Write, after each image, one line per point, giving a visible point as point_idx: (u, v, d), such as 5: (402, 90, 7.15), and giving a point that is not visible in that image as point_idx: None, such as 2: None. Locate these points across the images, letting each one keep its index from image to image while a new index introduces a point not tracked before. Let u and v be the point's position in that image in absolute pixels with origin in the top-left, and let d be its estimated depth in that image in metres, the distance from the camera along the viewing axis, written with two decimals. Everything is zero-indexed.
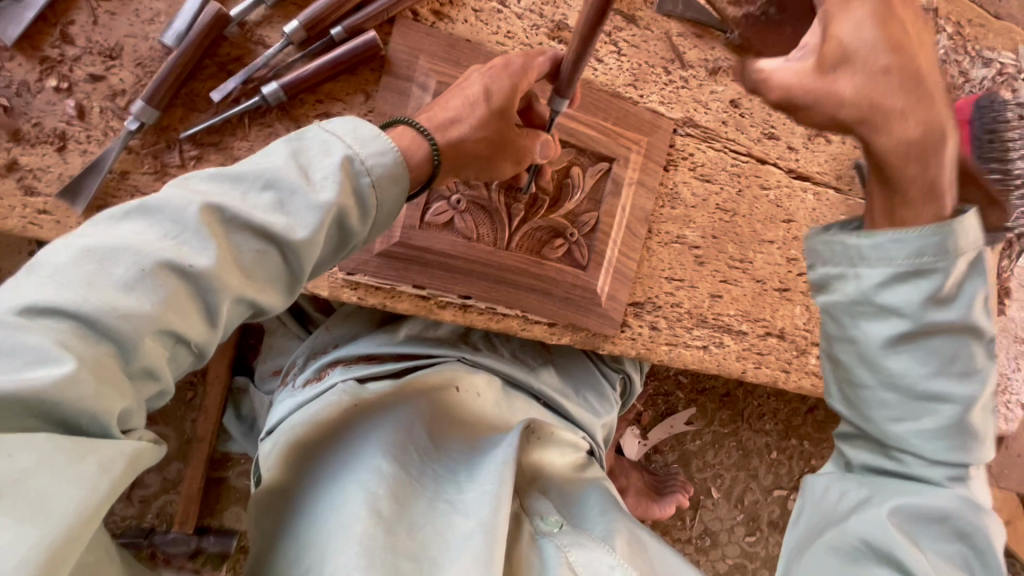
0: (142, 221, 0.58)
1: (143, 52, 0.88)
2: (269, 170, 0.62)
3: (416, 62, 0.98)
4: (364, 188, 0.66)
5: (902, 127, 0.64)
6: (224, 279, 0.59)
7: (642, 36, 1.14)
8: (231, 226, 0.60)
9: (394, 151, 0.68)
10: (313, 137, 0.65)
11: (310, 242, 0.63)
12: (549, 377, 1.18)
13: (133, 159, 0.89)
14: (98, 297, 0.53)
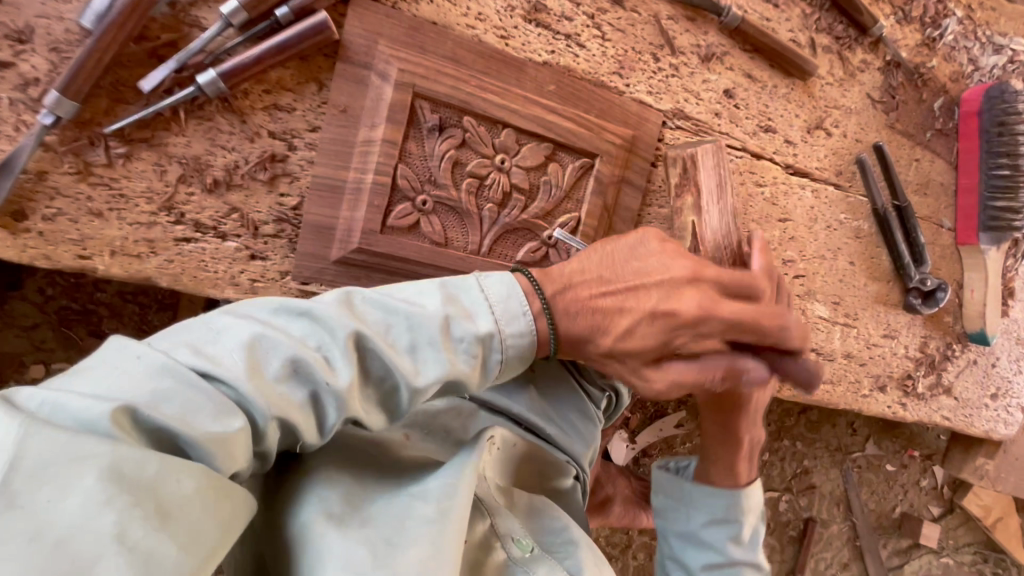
0: (291, 324, 0.63)
1: (59, 35, 0.77)
2: (425, 314, 0.70)
3: (375, 47, 0.87)
4: (492, 361, 0.76)
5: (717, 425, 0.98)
6: (292, 419, 0.60)
7: (629, 19, 1.04)
8: (368, 355, 0.65)
9: (530, 332, 0.77)
10: (466, 293, 0.74)
11: (417, 390, 0.69)
12: (530, 396, 1.09)
13: (51, 157, 0.79)
14: (183, 429, 0.52)
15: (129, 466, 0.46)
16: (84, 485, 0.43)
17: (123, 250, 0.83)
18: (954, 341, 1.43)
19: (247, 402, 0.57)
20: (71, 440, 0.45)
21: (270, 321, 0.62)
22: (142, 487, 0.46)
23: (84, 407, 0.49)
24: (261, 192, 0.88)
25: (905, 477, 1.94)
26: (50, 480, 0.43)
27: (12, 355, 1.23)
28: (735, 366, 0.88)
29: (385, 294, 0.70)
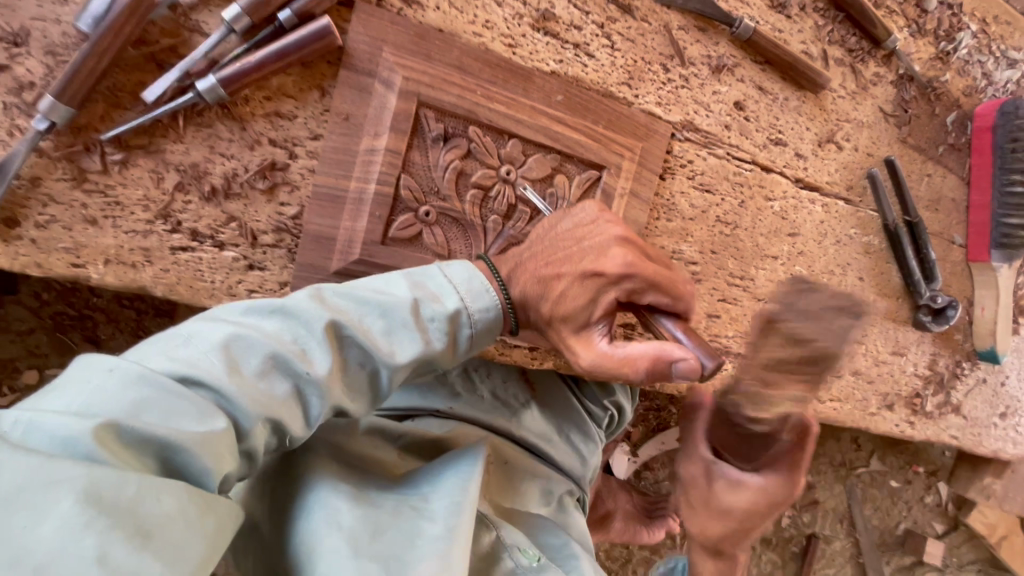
0: (262, 325, 0.63)
1: (55, 38, 0.75)
2: (395, 300, 0.69)
3: (379, 54, 0.85)
4: (463, 336, 0.75)
5: (729, 537, 1.08)
6: (278, 413, 0.60)
7: (639, 29, 1.02)
8: (344, 342, 0.66)
9: (497, 306, 0.77)
10: (433, 278, 0.74)
11: (397, 370, 0.69)
12: (534, 419, 1.10)
13: (45, 163, 0.77)
14: (160, 427, 0.52)
15: (106, 485, 0.45)
16: (61, 508, 0.43)
17: (117, 258, 0.81)
18: (964, 359, 1.41)
19: (231, 401, 0.57)
20: (39, 463, 0.44)
21: (242, 322, 0.62)
22: (119, 510, 0.45)
23: (59, 421, 0.48)
24: (260, 202, 0.86)
25: (909, 493, 1.90)
26: (23, 505, 0.43)
27: (6, 359, 1.21)
28: (659, 360, 0.74)
29: (353, 286, 0.70)
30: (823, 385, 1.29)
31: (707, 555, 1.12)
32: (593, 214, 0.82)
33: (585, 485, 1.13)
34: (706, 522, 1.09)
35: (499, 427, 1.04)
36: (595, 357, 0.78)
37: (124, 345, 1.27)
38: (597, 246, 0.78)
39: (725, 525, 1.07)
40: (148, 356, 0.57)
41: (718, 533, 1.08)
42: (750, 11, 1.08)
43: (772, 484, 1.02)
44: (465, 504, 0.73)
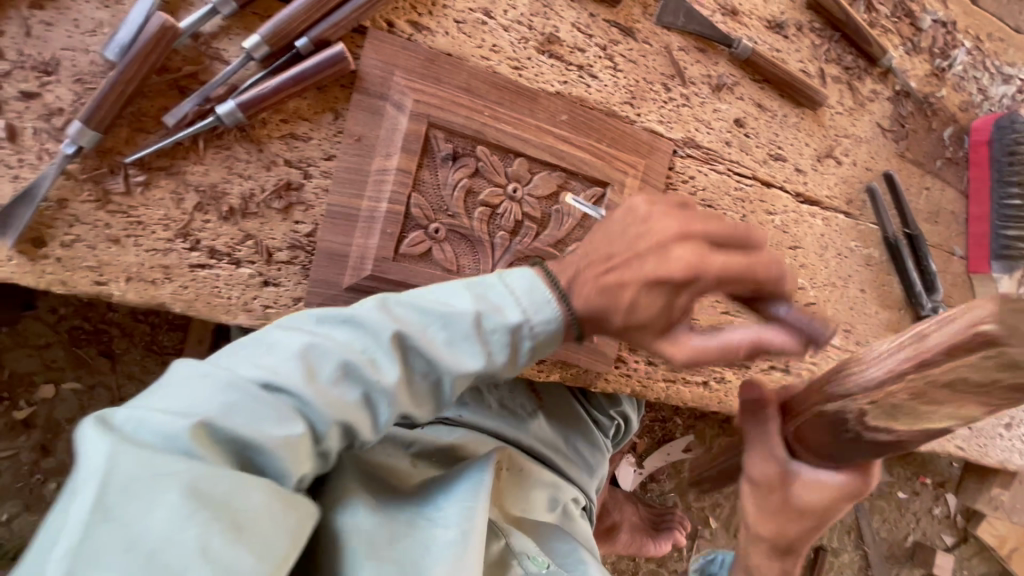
0: (335, 334, 0.65)
1: (84, 66, 0.79)
2: (458, 313, 0.69)
3: (391, 78, 0.89)
4: (524, 348, 0.73)
5: (802, 535, 0.85)
6: (349, 420, 0.63)
7: (641, 50, 1.05)
8: (410, 352, 0.67)
9: (564, 315, 0.74)
10: (493, 287, 0.73)
11: (459, 379, 0.70)
12: (541, 428, 1.11)
13: (71, 185, 0.80)
14: (245, 427, 0.56)
15: (206, 479, 0.51)
16: (170, 498, 0.49)
17: (138, 275, 0.84)
18: None
19: (307, 408, 0.60)
20: (151, 459, 0.50)
21: (316, 331, 0.64)
22: (217, 502, 0.51)
23: (163, 421, 0.53)
24: (276, 220, 0.89)
25: (917, 505, 1.89)
26: (135, 497, 0.48)
27: (24, 373, 1.24)
28: (759, 345, 0.72)
29: (419, 296, 0.70)
30: None
31: (772, 558, 0.88)
32: (627, 211, 0.76)
33: (591, 493, 1.15)
34: (776, 524, 0.84)
35: (508, 435, 1.05)
36: (688, 354, 0.74)
37: (139, 359, 1.30)
38: (653, 245, 0.72)
39: (803, 526, 0.83)
40: (233, 360, 0.61)
41: (792, 535, 0.84)
42: (748, 32, 1.11)
43: (821, 483, 0.80)
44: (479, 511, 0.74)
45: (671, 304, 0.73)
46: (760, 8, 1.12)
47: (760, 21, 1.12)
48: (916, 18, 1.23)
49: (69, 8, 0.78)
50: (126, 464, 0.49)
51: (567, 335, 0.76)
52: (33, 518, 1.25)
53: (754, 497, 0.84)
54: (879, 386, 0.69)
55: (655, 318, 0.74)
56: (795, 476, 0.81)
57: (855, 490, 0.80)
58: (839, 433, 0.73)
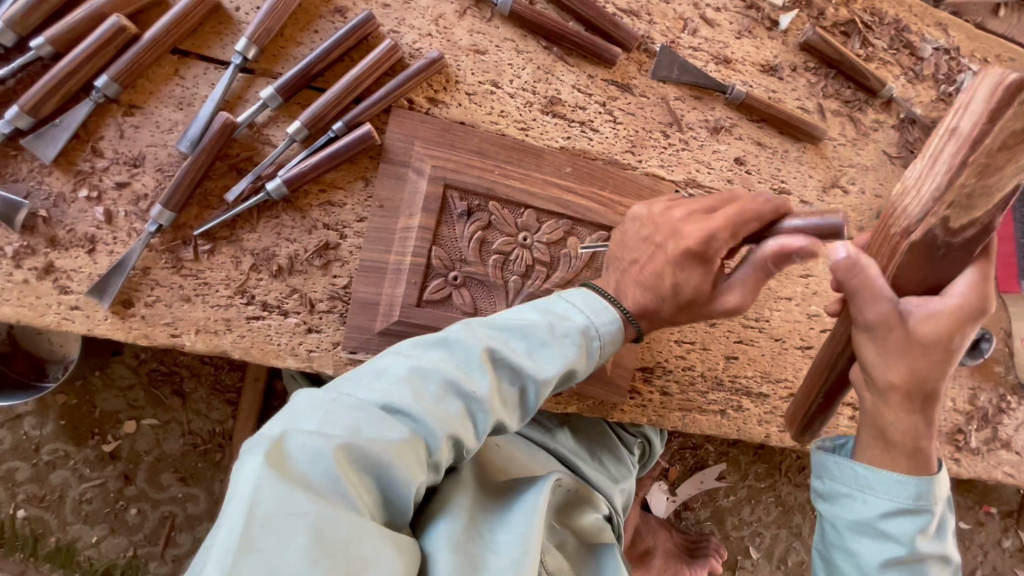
0: (436, 354, 0.77)
1: (163, 159, 0.96)
2: (530, 324, 0.81)
3: (412, 148, 1.02)
4: (592, 348, 0.83)
5: (925, 377, 0.76)
6: (457, 431, 0.73)
7: (638, 103, 1.14)
8: (500, 365, 0.78)
9: (616, 315, 0.85)
10: (560, 307, 0.84)
11: (544, 386, 0.79)
12: (566, 439, 1.21)
13: (153, 256, 0.97)
14: (369, 442, 0.67)
15: (325, 526, 0.60)
16: (298, 540, 0.58)
17: (205, 327, 0.99)
18: (1009, 393, 1.37)
19: (422, 422, 0.71)
20: (286, 493, 0.60)
21: (418, 355, 0.77)
22: (338, 546, 0.60)
23: (300, 444, 0.64)
24: (317, 276, 1.03)
25: (983, 537, 1.76)
26: (271, 531, 0.58)
27: (111, 411, 1.43)
28: (783, 253, 0.77)
29: (496, 319, 0.82)
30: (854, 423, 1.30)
31: (905, 411, 0.78)
32: None
33: (617, 507, 1.19)
34: (905, 365, 0.75)
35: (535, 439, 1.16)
36: (741, 292, 0.84)
37: (205, 397, 1.47)
38: (668, 229, 0.85)
39: (922, 363, 0.75)
40: (353, 387, 0.73)
41: (921, 375, 0.75)
42: (742, 77, 1.19)
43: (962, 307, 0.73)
44: (532, 544, 0.82)
45: (711, 275, 0.84)
46: (752, 54, 1.19)
47: (753, 65, 1.19)
48: (915, 47, 1.26)
49: (152, 113, 0.96)
50: (267, 497, 0.59)
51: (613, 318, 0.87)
52: (116, 541, 1.42)
53: (865, 344, 0.78)
54: (946, 189, 0.70)
55: (698, 291, 0.84)
56: (908, 313, 0.74)
57: (971, 304, 0.73)
58: (934, 253, 0.73)
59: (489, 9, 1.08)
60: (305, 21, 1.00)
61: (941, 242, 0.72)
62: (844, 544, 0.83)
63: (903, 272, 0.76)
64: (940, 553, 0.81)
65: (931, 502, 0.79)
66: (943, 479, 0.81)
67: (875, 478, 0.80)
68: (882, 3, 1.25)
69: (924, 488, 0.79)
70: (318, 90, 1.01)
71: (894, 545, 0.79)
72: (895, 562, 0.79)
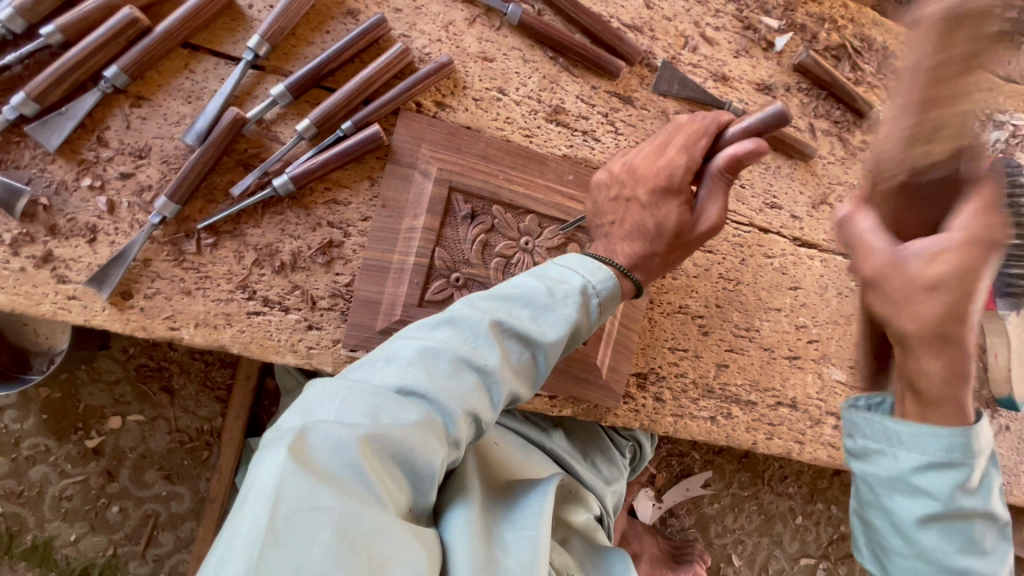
0: (441, 331, 0.78)
1: (170, 151, 0.96)
2: (532, 291, 0.83)
3: (419, 150, 1.03)
4: (594, 305, 0.86)
5: (950, 313, 0.77)
6: (471, 405, 0.74)
7: (639, 116, 1.18)
8: (505, 335, 0.80)
9: (615, 279, 0.88)
10: (556, 270, 0.87)
11: (550, 348, 0.82)
12: (560, 439, 1.23)
13: (155, 247, 0.96)
14: (386, 424, 0.68)
15: (349, 519, 0.61)
16: (324, 535, 0.59)
17: (204, 322, 0.98)
18: (982, 406, 1.43)
19: (436, 400, 0.72)
20: (311, 487, 0.61)
21: (422, 336, 0.78)
22: (361, 541, 0.61)
23: (321, 435, 0.65)
24: (320, 273, 1.03)
25: None
26: (298, 526, 0.59)
27: (97, 406, 1.40)
28: (733, 159, 0.86)
29: (496, 291, 0.83)
30: (837, 431, 1.34)
31: (931, 356, 0.80)
32: (609, 173, 0.98)
33: (609, 508, 1.21)
34: (915, 309, 0.79)
35: (535, 438, 1.18)
36: (713, 203, 0.91)
37: (194, 393, 1.45)
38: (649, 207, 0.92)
39: (933, 306, 0.77)
40: (364, 375, 0.74)
41: (940, 317, 0.77)
42: (739, 94, 1.23)
43: (974, 241, 0.75)
44: (540, 544, 0.83)
45: (687, 203, 0.91)
46: (748, 73, 1.24)
47: (749, 84, 1.24)
48: None
49: (160, 105, 0.96)
50: (291, 493, 0.60)
51: (625, 288, 0.92)
52: (95, 539, 1.39)
53: (879, 295, 0.83)
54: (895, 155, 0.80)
55: (681, 223, 0.92)
56: (910, 257, 0.79)
57: (977, 238, 0.75)
58: (917, 197, 0.78)
59: (498, 18, 1.10)
60: (317, 21, 1.02)
61: (913, 191, 0.82)
62: (880, 502, 0.87)
63: (900, 231, 0.84)
64: (984, 509, 0.83)
65: (969, 455, 0.81)
66: (984, 432, 0.83)
67: (907, 434, 0.83)
68: (871, 29, 1.31)
69: (960, 441, 0.81)
70: (328, 89, 1.02)
71: (929, 502, 0.82)
72: (931, 518, 0.82)
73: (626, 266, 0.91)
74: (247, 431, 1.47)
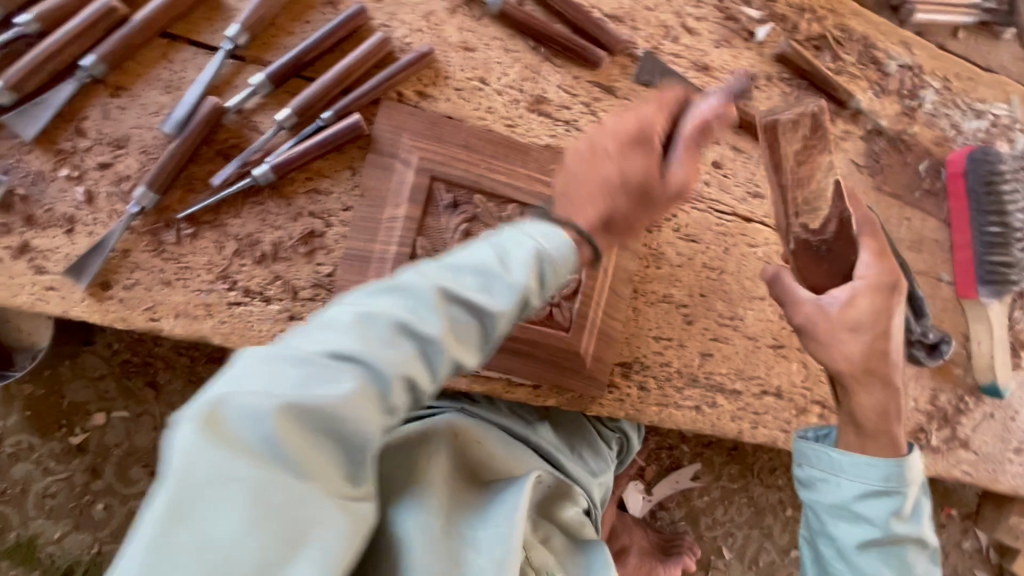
0: (384, 294, 0.72)
1: (148, 141, 0.96)
2: (484, 255, 0.76)
3: (399, 139, 1.03)
4: (552, 274, 0.79)
5: (869, 353, 0.96)
6: (406, 375, 0.68)
7: (621, 105, 1.18)
8: (451, 302, 0.73)
9: (570, 246, 0.80)
10: (512, 235, 0.79)
11: (497, 318, 0.75)
12: (546, 432, 1.22)
13: (134, 238, 0.96)
14: (310, 393, 0.62)
15: (261, 496, 0.57)
16: (232, 512, 0.56)
17: (184, 313, 0.98)
18: (968, 394, 1.43)
19: (369, 369, 0.66)
20: (220, 461, 0.57)
21: (363, 300, 0.71)
22: (273, 517, 0.58)
23: (235, 404, 0.60)
24: (301, 263, 1.03)
25: (943, 539, 1.82)
26: (202, 502, 0.56)
27: (81, 402, 1.40)
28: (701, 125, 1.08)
29: (449, 255, 0.77)
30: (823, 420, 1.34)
31: (864, 392, 0.98)
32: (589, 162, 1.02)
33: (594, 500, 1.21)
34: (846, 351, 0.96)
35: (518, 431, 1.17)
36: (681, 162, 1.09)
37: (180, 388, 1.44)
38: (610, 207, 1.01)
39: (859, 343, 0.95)
40: (296, 339, 0.68)
41: (860, 355, 0.96)
42: (721, 84, 1.24)
43: (874, 289, 0.95)
44: (510, 543, 0.84)
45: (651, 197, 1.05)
46: (730, 63, 1.24)
47: (731, 74, 1.24)
48: (882, 64, 1.33)
49: (138, 95, 0.95)
50: (197, 467, 0.56)
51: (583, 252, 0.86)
52: (79, 537, 1.37)
53: (811, 339, 0.97)
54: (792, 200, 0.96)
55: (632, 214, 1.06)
56: (833, 304, 0.95)
57: (876, 285, 0.95)
58: (818, 252, 0.98)
59: (479, 8, 1.11)
60: (297, 11, 1.02)
61: (818, 244, 0.97)
62: (825, 528, 1.00)
63: (821, 275, 0.98)
64: (915, 534, 0.98)
65: (902, 483, 0.96)
66: (914, 466, 0.99)
67: (851, 465, 0.97)
68: (852, 20, 1.31)
69: (894, 471, 0.96)
70: (308, 79, 1.02)
71: (868, 526, 0.96)
72: (871, 542, 0.96)
73: (581, 233, 0.87)
74: None
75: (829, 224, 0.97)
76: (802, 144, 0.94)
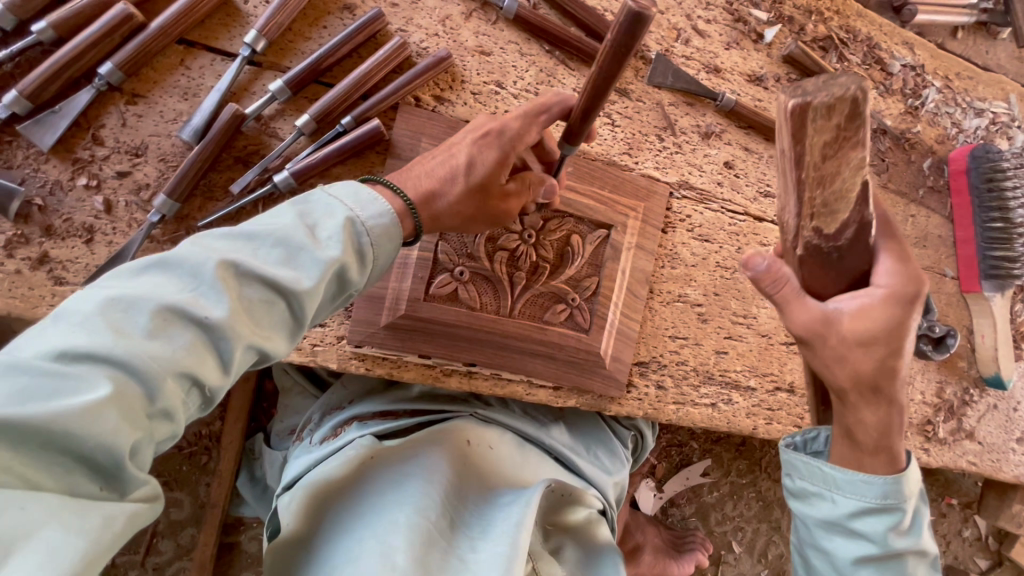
0: (159, 273, 0.62)
1: (167, 148, 0.95)
2: (286, 228, 0.68)
3: (419, 143, 1.03)
4: (364, 245, 0.72)
5: (881, 365, 0.86)
6: (195, 357, 0.60)
7: (634, 108, 1.19)
8: (243, 278, 0.64)
9: (392, 214, 0.75)
10: (318, 200, 0.72)
11: (309, 297, 0.67)
12: (561, 433, 1.23)
13: (154, 247, 0.94)
14: (129, 348, 0.56)
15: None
16: None
17: None
18: (972, 386, 1.46)
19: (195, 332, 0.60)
20: None
21: (126, 282, 0.61)
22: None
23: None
24: None
25: (945, 528, 1.86)
26: None
27: None
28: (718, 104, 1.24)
29: (237, 228, 0.68)
30: None
31: (868, 409, 0.90)
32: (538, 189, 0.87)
33: (611, 500, 1.21)
34: (851, 368, 0.87)
35: (533, 435, 1.17)
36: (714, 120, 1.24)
37: None
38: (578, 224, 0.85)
39: (870, 358, 0.86)
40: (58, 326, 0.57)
41: (870, 370, 0.86)
42: (731, 86, 1.25)
43: (893, 296, 0.83)
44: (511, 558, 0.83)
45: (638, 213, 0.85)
46: (740, 64, 1.26)
47: (741, 75, 1.26)
48: (885, 64, 1.36)
49: (156, 102, 0.95)
50: None
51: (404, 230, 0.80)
52: None
53: (818, 350, 0.87)
54: (802, 205, 0.78)
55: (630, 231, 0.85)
56: (841, 314, 0.84)
57: (898, 292, 0.83)
58: (829, 258, 0.82)
59: (494, 12, 1.11)
60: (314, 17, 1.01)
61: (831, 248, 0.81)
62: (817, 541, 0.98)
63: (827, 278, 0.84)
64: (916, 547, 0.94)
65: (901, 499, 0.91)
66: (912, 477, 0.93)
67: (845, 482, 0.93)
68: (856, 21, 1.34)
69: (891, 487, 0.91)
70: (326, 84, 1.02)
71: (864, 542, 0.93)
72: (867, 558, 0.93)
73: (413, 203, 0.79)
74: (248, 433, 1.46)
75: (847, 229, 0.79)
76: (826, 137, 0.72)
